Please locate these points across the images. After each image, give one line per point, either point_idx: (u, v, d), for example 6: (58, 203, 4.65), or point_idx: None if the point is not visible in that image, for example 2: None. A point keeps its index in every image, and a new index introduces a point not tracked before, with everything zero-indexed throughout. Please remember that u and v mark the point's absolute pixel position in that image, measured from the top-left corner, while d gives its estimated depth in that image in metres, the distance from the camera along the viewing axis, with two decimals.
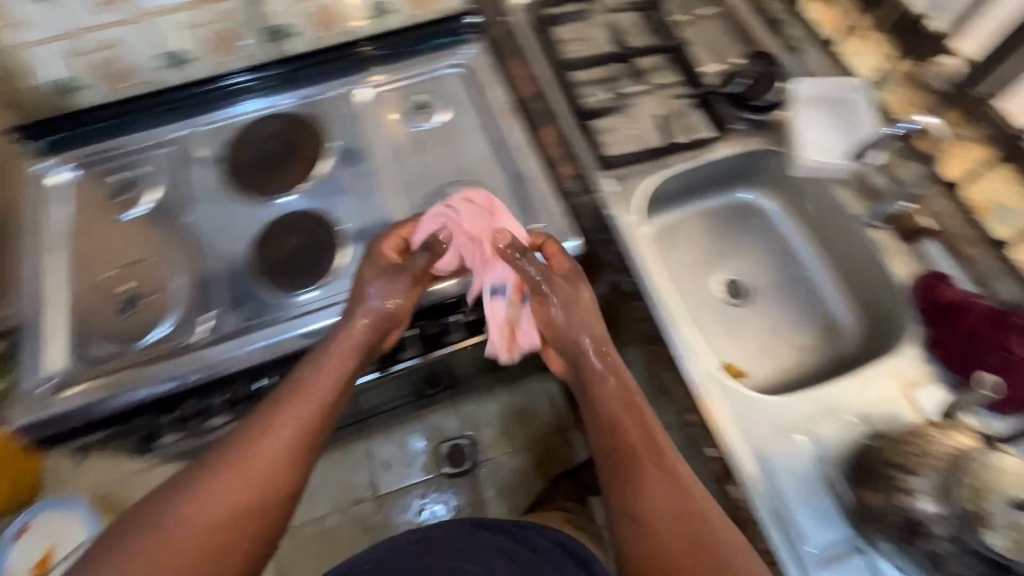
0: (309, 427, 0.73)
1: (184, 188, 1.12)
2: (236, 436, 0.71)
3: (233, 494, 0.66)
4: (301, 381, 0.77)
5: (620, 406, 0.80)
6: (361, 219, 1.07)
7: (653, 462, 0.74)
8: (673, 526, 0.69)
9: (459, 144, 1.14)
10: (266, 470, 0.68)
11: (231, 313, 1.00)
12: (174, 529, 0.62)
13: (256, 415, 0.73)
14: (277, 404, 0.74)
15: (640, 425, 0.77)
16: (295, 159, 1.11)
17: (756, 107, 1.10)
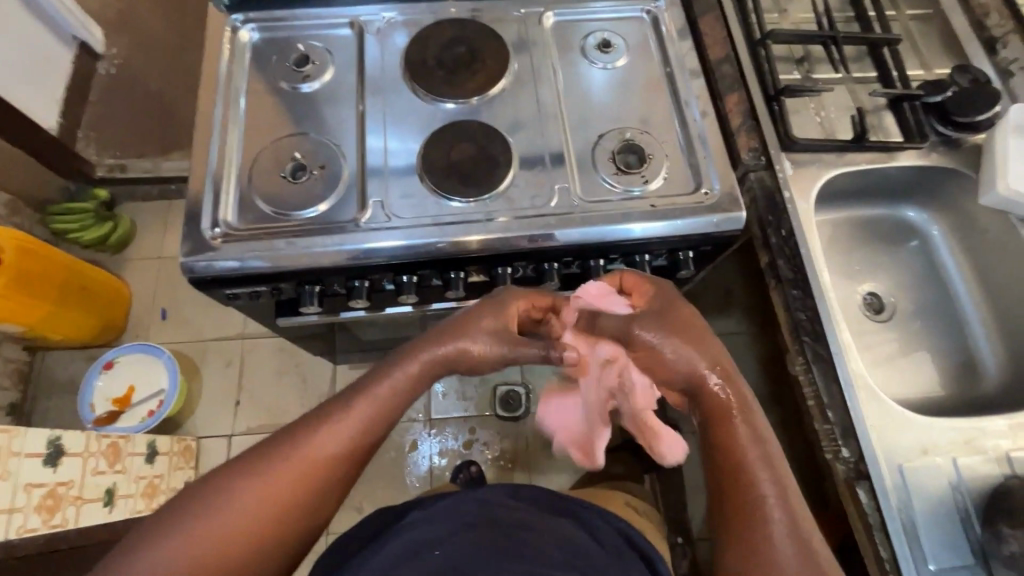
0: (367, 434, 0.76)
1: (359, 68, 1.10)
2: (280, 442, 0.74)
3: (271, 506, 0.70)
4: (364, 401, 0.77)
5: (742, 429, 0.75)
6: (530, 143, 1.04)
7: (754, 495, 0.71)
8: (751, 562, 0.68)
9: (636, 91, 1.10)
10: (330, 462, 0.73)
11: (392, 203, 0.99)
12: (234, 499, 0.69)
13: (325, 417, 0.76)
14: (357, 401, 0.76)
15: (747, 452, 0.73)
16: (479, 65, 1.07)
17: (961, 126, 1.04)
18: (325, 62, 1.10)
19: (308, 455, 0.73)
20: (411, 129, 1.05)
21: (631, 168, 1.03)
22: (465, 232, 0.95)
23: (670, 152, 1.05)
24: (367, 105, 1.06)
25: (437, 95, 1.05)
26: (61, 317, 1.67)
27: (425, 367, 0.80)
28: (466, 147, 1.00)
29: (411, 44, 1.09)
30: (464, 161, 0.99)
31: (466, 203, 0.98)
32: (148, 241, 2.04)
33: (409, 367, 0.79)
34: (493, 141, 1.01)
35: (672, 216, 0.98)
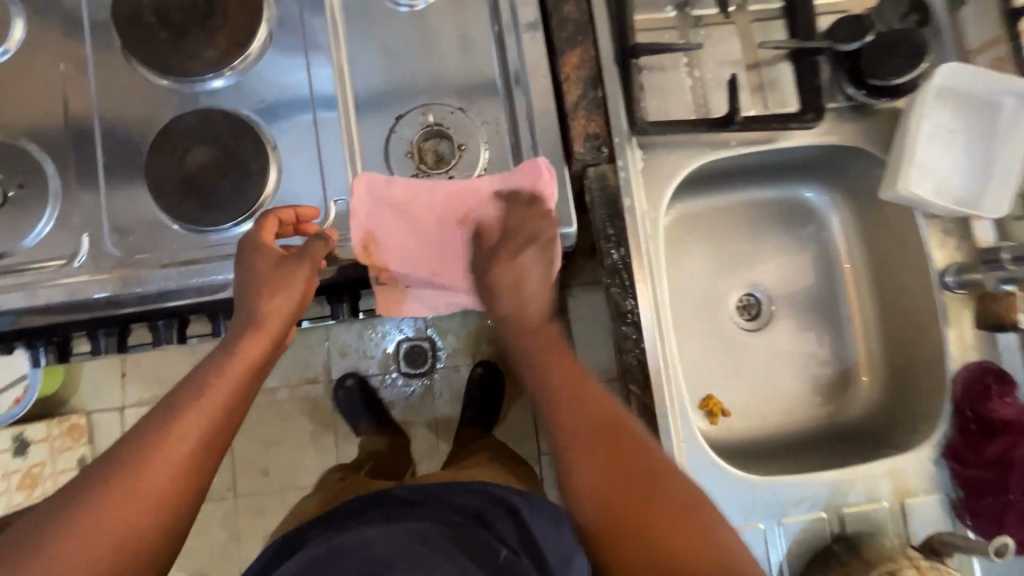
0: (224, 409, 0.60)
1: (56, 30, 0.78)
2: (120, 447, 0.55)
3: (112, 524, 0.52)
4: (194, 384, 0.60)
5: (545, 349, 0.66)
6: (298, 136, 0.78)
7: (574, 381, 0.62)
8: (620, 459, 0.55)
9: (445, 40, 0.79)
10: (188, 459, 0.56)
11: (115, 234, 0.76)
12: (102, 501, 0.52)
13: (145, 425, 0.57)
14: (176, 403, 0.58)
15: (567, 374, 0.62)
16: (220, 22, 0.77)
17: (875, 90, 0.79)
18: (6, 20, 0.78)
19: (181, 420, 0.57)
20: (135, 126, 0.77)
21: (432, 167, 0.77)
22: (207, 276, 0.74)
23: (487, 137, 0.77)
24: (71, 88, 0.78)
25: (159, 71, 0.76)
26: None
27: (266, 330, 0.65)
28: (202, 154, 0.75)
29: None
30: (201, 174, 0.75)
31: (210, 231, 0.76)
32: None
33: (222, 380, 0.61)
34: (242, 142, 0.76)
35: (479, 238, 0.75)
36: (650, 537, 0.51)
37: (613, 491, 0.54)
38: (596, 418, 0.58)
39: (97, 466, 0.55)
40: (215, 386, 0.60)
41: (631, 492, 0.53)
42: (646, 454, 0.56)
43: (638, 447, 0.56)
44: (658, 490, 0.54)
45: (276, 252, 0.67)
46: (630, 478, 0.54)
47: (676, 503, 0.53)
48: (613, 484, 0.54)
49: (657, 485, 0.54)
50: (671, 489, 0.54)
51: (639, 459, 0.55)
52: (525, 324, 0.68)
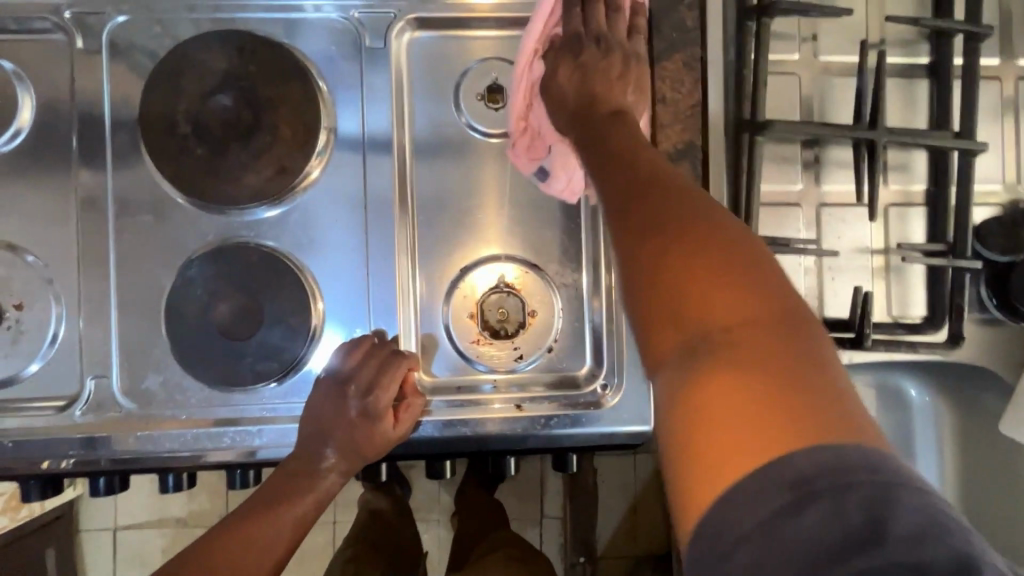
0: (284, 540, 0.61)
1: (72, 122, 0.66)
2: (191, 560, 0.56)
3: None
4: (262, 511, 0.61)
5: (680, 209, 0.38)
6: (347, 284, 0.67)
7: (675, 223, 0.37)
8: (712, 270, 0.34)
9: (526, 189, 0.69)
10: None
11: (123, 377, 0.66)
12: None
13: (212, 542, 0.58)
14: (246, 525, 0.60)
15: (647, 186, 0.40)
16: (265, 141, 0.64)
17: (1015, 312, 0.68)
18: (14, 106, 0.66)
19: (253, 535, 0.59)
20: (157, 249, 0.66)
21: (501, 335, 0.68)
22: (225, 447, 0.65)
23: (560, 308, 0.69)
24: (87, 199, 0.66)
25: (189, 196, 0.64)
26: None
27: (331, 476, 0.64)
28: (229, 306, 0.64)
29: (148, 85, 0.63)
30: (226, 329, 0.64)
31: (236, 394, 0.66)
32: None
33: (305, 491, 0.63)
34: (278, 292, 0.65)
35: (545, 432, 0.67)
36: (692, 413, 0.31)
37: (707, 310, 0.33)
38: (699, 237, 0.36)
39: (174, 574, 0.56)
40: (299, 498, 0.63)
41: (731, 315, 0.33)
42: (761, 282, 0.34)
43: (760, 271, 0.34)
44: (782, 339, 0.32)
45: (387, 421, 0.65)
46: (703, 297, 0.33)
47: (780, 331, 0.32)
48: (735, 316, 0.32)
49: (760, 320, 0.32)
50: (767, 326, 0.32)
51: (771, 302, 0.33)
52: (608, 139, 0.48)
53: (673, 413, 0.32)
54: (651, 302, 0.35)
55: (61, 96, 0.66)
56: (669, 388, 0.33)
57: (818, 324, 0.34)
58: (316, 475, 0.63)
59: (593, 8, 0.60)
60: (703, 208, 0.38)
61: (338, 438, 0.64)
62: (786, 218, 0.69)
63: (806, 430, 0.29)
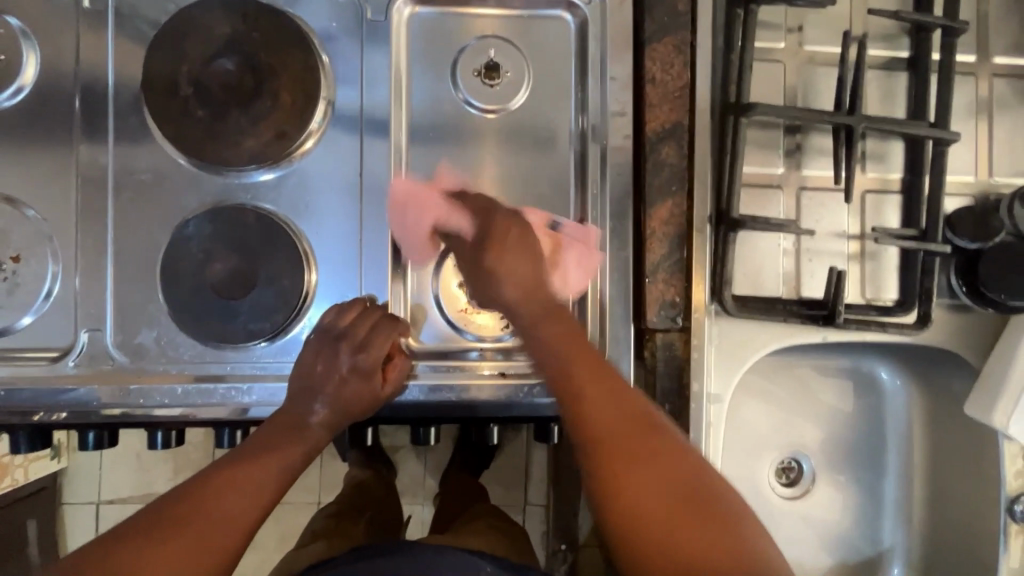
0: (274, 482, 0.61)
1: (75, 80, 0.67)
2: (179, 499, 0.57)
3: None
4: (247, 454, 0.62)
5: (604, 390, 0.56)
6: (339, 249, 0.69)
7: (606, 393, 0.55)
8: (626, 444, 0.53)
9: (517, 163, 0.70)
10: (234, 514, 0.57)
11: (117, 332, 0.67)
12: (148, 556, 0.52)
13: (199, 483, 0.59)
14: (233, 466, 0.61)
15: (590, 364, 0.57)
16: (265, 105, 0.66)
17: (983, 298, 0.71)
18: (18, 61, 0.67)
19: (241, 474, 0.60)
20: (155, 208, 0.68)
21: (487, 305, 0.70)
22: (215, 403, 0.67)
23: None
24: (87, 155, 0.67)
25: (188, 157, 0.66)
26: None
27: (315, 430, 0.65)
28: (223, 265, 0.65)
29: (152, 47, 0.65)
30: (220, 287, 0.65)
31: (228, 352, 0.68)
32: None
33: (292, 442, 0.64)
34: (273, 253, 0.66)
35: (527, 399, 0.69)
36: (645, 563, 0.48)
37: (640, 498, 0.50)
38: (617, 415, 0.55)
39: (160, 512, 0.55)
40: (286, 447, 0.63)
41: (650, 494, 0.50)
42: (659, 438, 0.54)
43: (663, 443, 0.53)
44: (684, 475, 0.52)
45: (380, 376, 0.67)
46: (636, 491, 0.50)
47: (690, 506, 0.49)
48: (647, 490, 0.50)
49: (660, 492, 0.50)
50: (671, 499, 0.50)
51: (680, 476, 0.51)
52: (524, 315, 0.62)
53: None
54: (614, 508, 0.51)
55: (65, 54, 0.67)
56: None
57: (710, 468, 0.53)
58: (304, 429, 0.65)
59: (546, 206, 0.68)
60: (603, 382, 0.57)
61: (325, 392, 0.66)
62: (767, 200, 0.71)
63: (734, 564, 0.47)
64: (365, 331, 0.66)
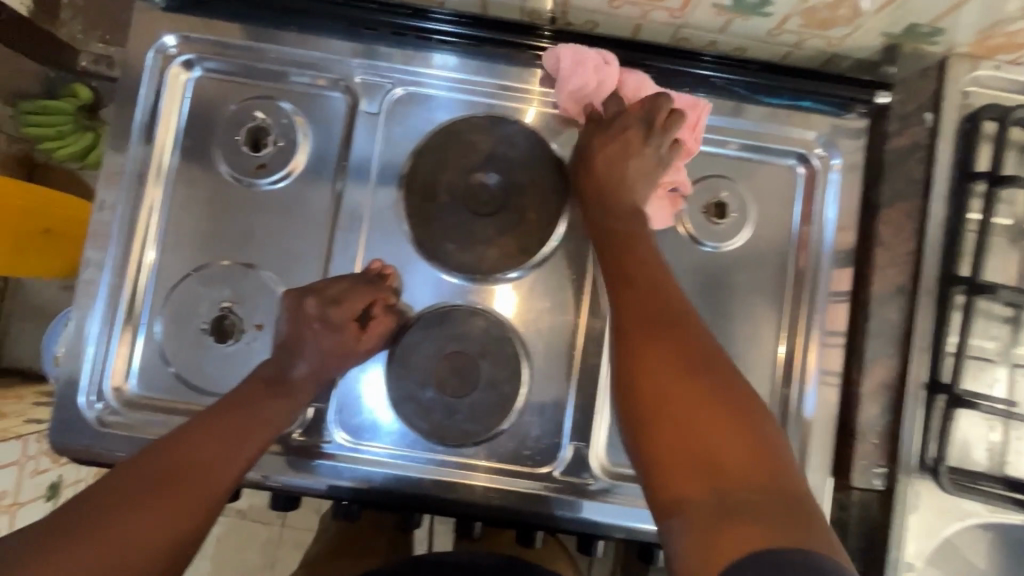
0: (258, 442, 0.63)
1: (339, 171, 0.72)
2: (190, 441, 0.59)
3: (161, 539, 0.53)
4: (255, 406, 0.63)
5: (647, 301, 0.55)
6: (552, 360, 0.70)
7: (670, 352, 0.50)
8: (660, 347, 0.50)
9: (732, 299, 0.73)
10: (224, 463, 0.60)
11: (338, 412, 0.71)
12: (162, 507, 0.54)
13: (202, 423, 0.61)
14: (242, 416, 0.63)
15: (646, 305, 0.54)
16: (511, 220, 0.69)
17: None
18: (291, 147, 0.73)
19: (249, 438, 0.62)
20: None
21: None
22: (412, 498, 0.69)
23: None
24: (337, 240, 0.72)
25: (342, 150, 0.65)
26: None
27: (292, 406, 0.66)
28: (316, 298, 0.67)
29: (419, 153, 0.70)
30: (322, 318, 0.66)
31: (438, 446, 0.70)
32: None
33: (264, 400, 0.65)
34: (374, 296, 0.67)
35: None
36: (711, 551, 0.39)
37: (666, 409, 0.47)
38: (685, 340, 0.51)
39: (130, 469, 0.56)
40: (242, 410, 0.63)
41: (699, 411, 0.46)
42: (718, 378, 0.48)
43: (711, 385, 0.47)
44: (731, 419, 0.46)
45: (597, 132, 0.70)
46: (680, 409, 0.47)
47: (737, 418, 0.46)
48: (730, 444, 0.44)
49: (696, 369, 0.48)
50: (707, 388, 0.47)
51: (725, 388, 0.47)
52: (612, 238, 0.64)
53: (698, 529, 0.41)
54: (641, 397, 0.48)
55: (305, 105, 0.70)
56: (688, 504, 0.43)
57: (738, 385, 0.48)
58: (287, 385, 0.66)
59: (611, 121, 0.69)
60: (636, 275, 0.58)
61: (325, 373, 0.67)
62: (980, 371, 0.71)
63: (748, 484, 0.42)
64: (373, 331, 0.68)
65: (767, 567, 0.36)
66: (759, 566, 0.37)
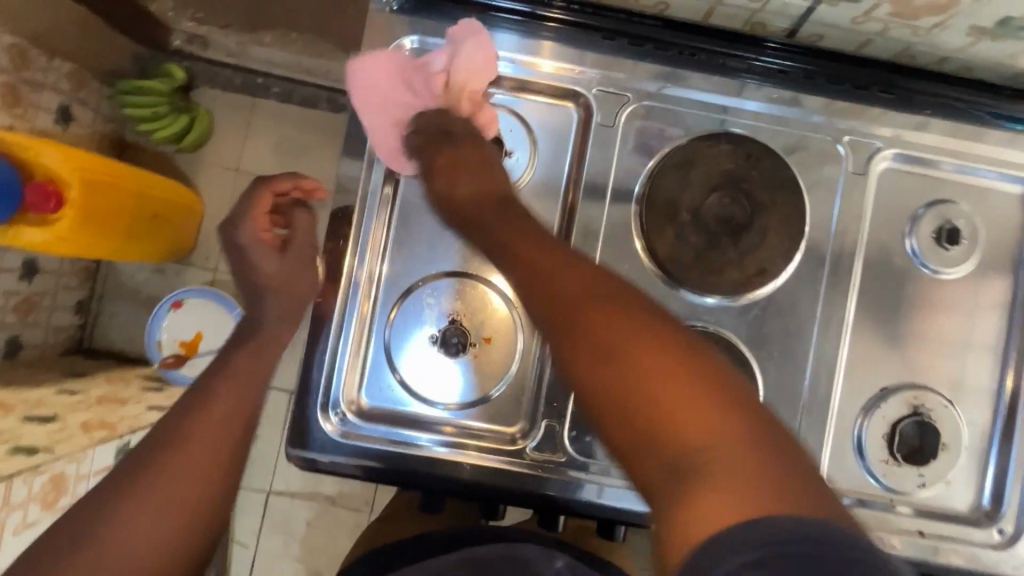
0: (244, 405, 0.61)
1: (572, 185, 0.71)
2: (193, 410, 0.59)
3: (162, 512, 0.52)
4: (229, 363, 0.64)
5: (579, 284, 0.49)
6: (782, 378, 0.71)
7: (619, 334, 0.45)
8: (596, 302, 0.47)
9: (957, 325, 0.73)
10: (218, 421, 0.58)
11: (570, 426, 0.71)
12: (162, 465, 0.54)
13: (201, 393, 0.61)
14: (229, 375, 0.63)
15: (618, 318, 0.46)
16: (753, 241, 0.69)
17: None
18: (522, 157, 0.71)
19: (219, 400, 0.60)
20: None
21: (904, 459, 0.72)
22: (615, 512, 0.72)
23: (969, 443, 0.72)
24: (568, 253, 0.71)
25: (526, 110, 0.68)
26: (137, 247, 1.37)
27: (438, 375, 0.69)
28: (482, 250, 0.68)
29: (660, 170, 0.69)
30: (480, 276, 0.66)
31: None
32: (230, 144, 1.57)
33: (250, 377, 0.63)
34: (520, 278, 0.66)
35: (936, 561, 0.71)
36: (689, 520, 0.37)
37: (603, 346, 0.45)
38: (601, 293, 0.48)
39: (133, 467, 0.53)
40: (230, 413, 0.60)
41: (668, 388, 0.41)
42: (656, 322, 0.46)
43: (702, 366, 0.42)
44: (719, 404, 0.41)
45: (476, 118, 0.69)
46: (595, 340, 0.45)
47: (659, 339, 0.44)
48: (712, 424, 0.40)
49: (658, 338, 0.44)
50: (653, 349, 0.43)
51: (682, 347, 0.44)
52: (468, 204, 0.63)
53: (673, 518, 0.38)
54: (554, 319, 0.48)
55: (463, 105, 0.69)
56: (665, 491, 0.40)
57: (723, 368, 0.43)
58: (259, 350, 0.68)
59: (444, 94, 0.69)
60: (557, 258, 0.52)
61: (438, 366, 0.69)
62: None
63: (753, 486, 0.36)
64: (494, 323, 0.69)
65: (711, 560, 0.33)
66: (714, 548, 0.34)
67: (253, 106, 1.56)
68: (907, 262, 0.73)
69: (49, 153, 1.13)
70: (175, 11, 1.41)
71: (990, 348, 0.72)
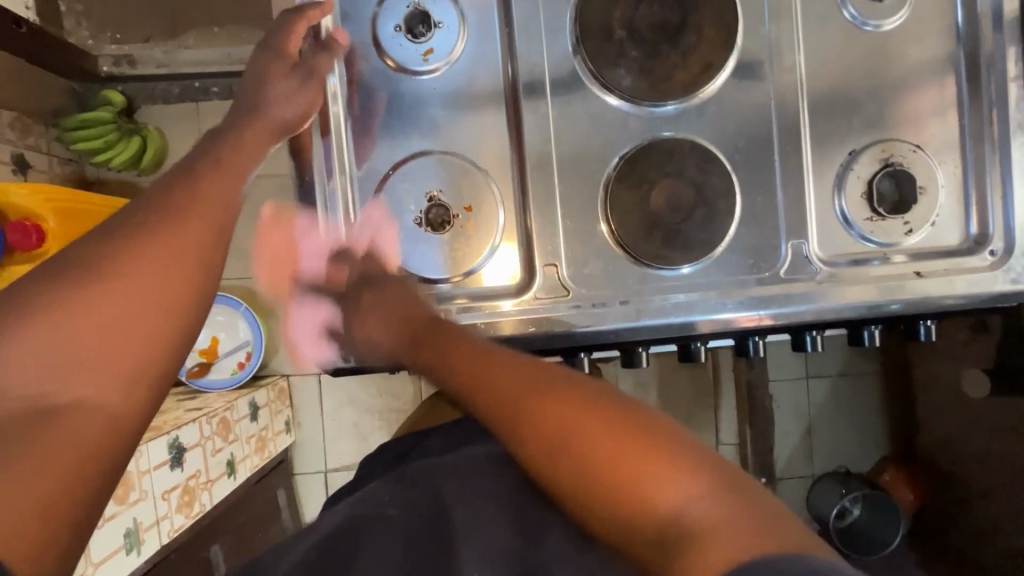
0: (221, 204, 0.49)
1: (507, 38, 0.73)
2: (156, 205, 0.46)
3: (127, 310, 0.41)
4: (209, 168, 0.52)
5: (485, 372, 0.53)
6: (757, 168, 0.73)
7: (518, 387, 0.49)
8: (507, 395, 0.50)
9: (907, 71, 0.75)
10: (193, 218, 0.47)
11: (571, 266, 0.73)
12: (115, 261, 0.42)
13: (175, 185, 0.49)
14: (201, 178, 0.50)
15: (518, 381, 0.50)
16: (691, 41, 0.70)
17: None
18: (452, 25, 0.72)
19: (191, 194, 0.48)
20: (590, 151, 0.73)
21: (888, 213, 0.75)
22: (629, 335, 0.72)
23: (944, 180, 0.75)
24: (523, 104, 0.73)
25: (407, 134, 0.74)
26: None
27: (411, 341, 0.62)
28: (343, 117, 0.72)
29: None
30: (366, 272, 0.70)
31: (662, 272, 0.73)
32: None
33: (198, 208, 0.48)
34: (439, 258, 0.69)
35: (946, 296, 0.74)
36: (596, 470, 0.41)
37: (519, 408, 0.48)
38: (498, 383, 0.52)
39: (36, 294, 0.40)
40: (201, 206, 0.48)
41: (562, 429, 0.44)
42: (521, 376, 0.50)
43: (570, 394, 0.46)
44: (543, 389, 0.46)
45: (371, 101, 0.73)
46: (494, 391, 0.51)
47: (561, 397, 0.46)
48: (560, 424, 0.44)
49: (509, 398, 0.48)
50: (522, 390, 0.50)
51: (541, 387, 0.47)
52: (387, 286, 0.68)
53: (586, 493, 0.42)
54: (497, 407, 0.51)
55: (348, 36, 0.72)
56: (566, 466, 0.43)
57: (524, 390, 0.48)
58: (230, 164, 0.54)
59: (377, 88, 0.74)
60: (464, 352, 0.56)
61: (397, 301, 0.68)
62: None
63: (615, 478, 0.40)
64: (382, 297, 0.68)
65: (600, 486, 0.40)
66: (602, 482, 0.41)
67: (197, 111, 1.45)
68: (849, 27, 0.74)
69: (16, 191, 1.07)
70: (93, 37, 1.26)
71: (941, 81, 0.75)
